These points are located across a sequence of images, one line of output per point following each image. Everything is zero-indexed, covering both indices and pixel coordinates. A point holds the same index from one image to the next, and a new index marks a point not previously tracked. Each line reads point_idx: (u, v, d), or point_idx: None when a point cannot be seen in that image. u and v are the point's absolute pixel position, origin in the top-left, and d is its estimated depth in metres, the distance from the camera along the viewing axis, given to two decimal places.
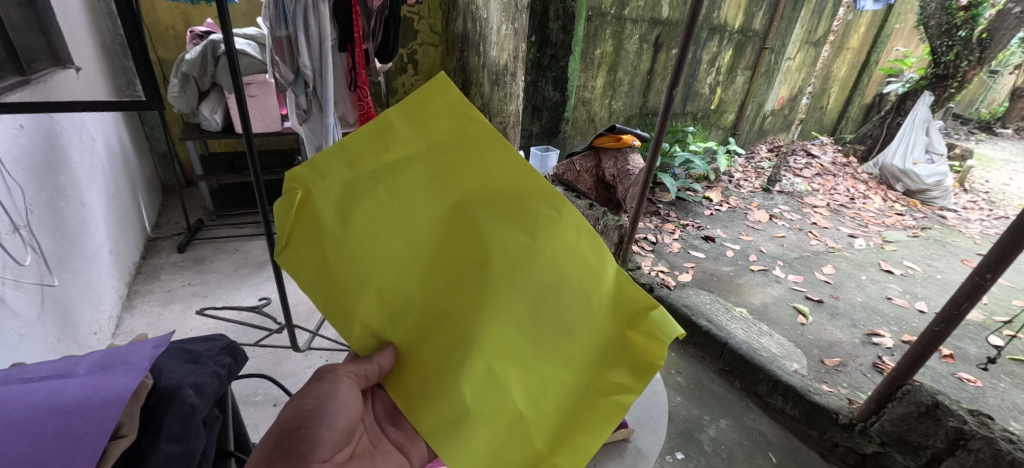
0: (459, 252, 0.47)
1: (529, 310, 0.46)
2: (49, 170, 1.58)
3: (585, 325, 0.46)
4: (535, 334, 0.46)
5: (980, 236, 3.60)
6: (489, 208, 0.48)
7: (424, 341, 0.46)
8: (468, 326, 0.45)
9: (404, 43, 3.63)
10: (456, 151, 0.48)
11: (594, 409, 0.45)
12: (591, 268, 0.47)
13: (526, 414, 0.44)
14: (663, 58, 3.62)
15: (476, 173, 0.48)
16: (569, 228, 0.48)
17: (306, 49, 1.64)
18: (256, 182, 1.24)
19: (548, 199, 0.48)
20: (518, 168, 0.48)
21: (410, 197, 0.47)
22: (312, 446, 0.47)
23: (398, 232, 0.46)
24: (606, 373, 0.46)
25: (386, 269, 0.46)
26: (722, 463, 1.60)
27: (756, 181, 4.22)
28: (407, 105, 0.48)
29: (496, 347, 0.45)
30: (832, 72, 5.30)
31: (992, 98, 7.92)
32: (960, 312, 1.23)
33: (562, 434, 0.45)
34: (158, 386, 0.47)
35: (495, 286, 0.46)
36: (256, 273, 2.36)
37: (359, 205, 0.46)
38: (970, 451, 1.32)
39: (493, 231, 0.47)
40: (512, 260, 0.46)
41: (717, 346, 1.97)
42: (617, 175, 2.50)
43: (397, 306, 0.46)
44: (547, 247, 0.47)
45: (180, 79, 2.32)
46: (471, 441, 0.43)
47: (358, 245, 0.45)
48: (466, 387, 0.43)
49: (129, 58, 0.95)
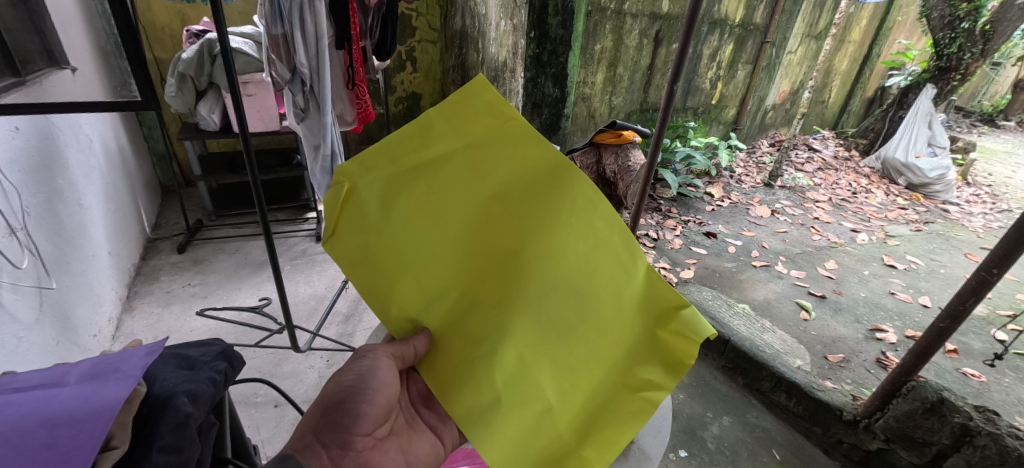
0: (495, 244, 0.48)
1: (564, 302, 0.47)
2: (46, 172, 1.57)
3: (618, 319, 0.47)
4: (567, 327, 0.47)
5: (983, 230, 3.58)
6: (525, 202, 0.48)
7: (457, 330, 0.47)
8: (502, 317, 0.46)
9: (402, 40, 3.63)
10: (495, 148, 0.49)
11: (624, 405, 0.45)
12: (625, 266, 0.48)
13: (555, 406, 0.45)
14: (663, 53, 3.60)
15: (511, 168, 0.49)
16: (607, 224, 0.48)
17: (302, 48, 1.62)
18: (254, 182, 1.21)
19: (584, 195, 0.48)
20: (555, 165, 0.48)
21: (446, 192, 0.48)
22: (355, 419, 0.50)
23: (435, 223, 0.48)
24: (637, 371, 0.46)
25: (422, 259, 0.47)
26: (725, 461, 1.60)
27: (757, 176, 4.20)
28: (450, 101, 0.49)
29: (528, 336, 0.46)
30: (833, 66, 5.26)
31: (995, 91, 7.85)
32: (966, 307, 1.22)
33: (590, 427, 0.45)
34: (152, 393, 0.46)
35: (530, 278, 0.47)
36: (256, 274, 2.35)
37: (400, 198, 0.47)
38: (976, 447, 1.31)
39: (528, 225, 0.48)
40: (545, 253, 0.47)
41: (720, 344, 1.95)
42: (618, 171, 2.49)
43: (433, 294, 0.47)
44: (580, 242, 0.48)
45: (176, 79, 2.30)
46: (502, 429, 0.43)
47: (397, 236, 0.47)
48: (498, 375, 0.44)
49: (124, 58, 0.91)
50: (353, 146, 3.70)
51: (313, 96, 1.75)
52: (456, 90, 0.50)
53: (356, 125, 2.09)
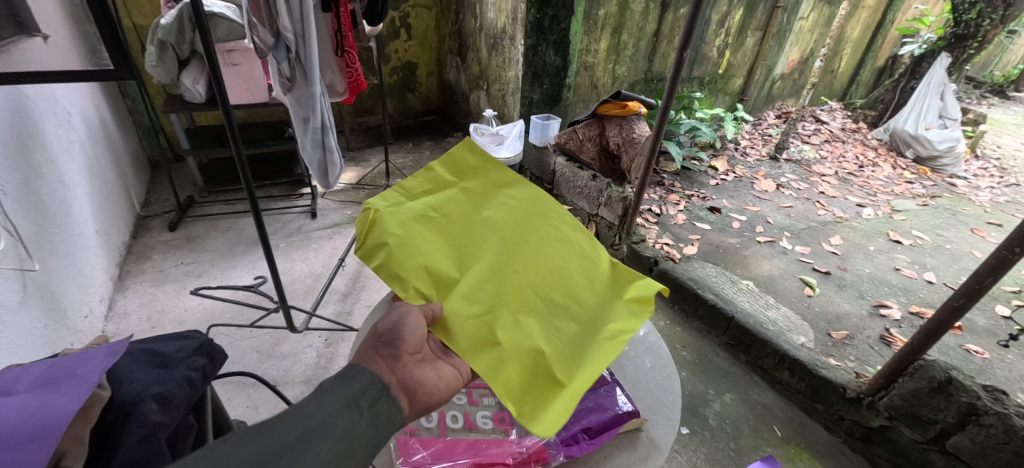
0: (487, 241, 0.65)
1: (543, 277, 0.63)
2: (20, 147, 1.49)
3: (587, 289, 0.63)
4: (548, 295, 0.61)
5: (990, 204, 3.51)
6: (506, 215, 0.67)
7: (463, 301, 0.58)
8: (498, 288, 0.60)
9: (396, 5, 3.51)
10: (481, 184, 0.70)
11: (604, 345, 0.57)
12: (586, 256, 0.67)
13: (547, 349, 0.55)
14: (671, 18, 3.35)
15: (493, 195, 0.69)
16: (568, 229, 0.68)
17: (285, 10, 1.50)
18: (239, 158, 1.13)
19: (549, 211, 0.69)
20: (524, 192, 0.70)
21: (449, 210, 0.67)
22: (401, 341, 0.48)
23: (442, 231, 0.64)
24: (608, 322, 0.60)
25: (433, 255, 0.61)
26: (726, 438, 1.59)
27: (763, 148, 4.10)
28: (449, 159, 0.72)
29: (519, 301, 0.59)
30: (846, 33, 5.03)
31: (1007, 60, 7.51)
32: (983, 287, 1.18)
33: (577, 365, 0.55)
34: (118, 397, 0.43)
35: (516, 263, 0.63)
36: (250, 251, 2.30)
37: (413, 218, 0.64)
38: (981, 426, 1.30)
39: (511, 228, 0.66)
40: (524, 247, 0.65)
41: (723, 320, 1.93)
42: (622, 143, 2.41)
43: (441, 279, 0.59)
44: (549, 239, 0.67)
45: (156, 47, 2.16)
46: (505, 368, 0.53)
47: (411, 239, 0.61)
48: (499, 329, 0.56)
49: (91, 23, 0.83)
50: (347, 119, 3.58)
51: (300, 64, 1.63)
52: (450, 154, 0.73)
53: (346, 96, 1.99)
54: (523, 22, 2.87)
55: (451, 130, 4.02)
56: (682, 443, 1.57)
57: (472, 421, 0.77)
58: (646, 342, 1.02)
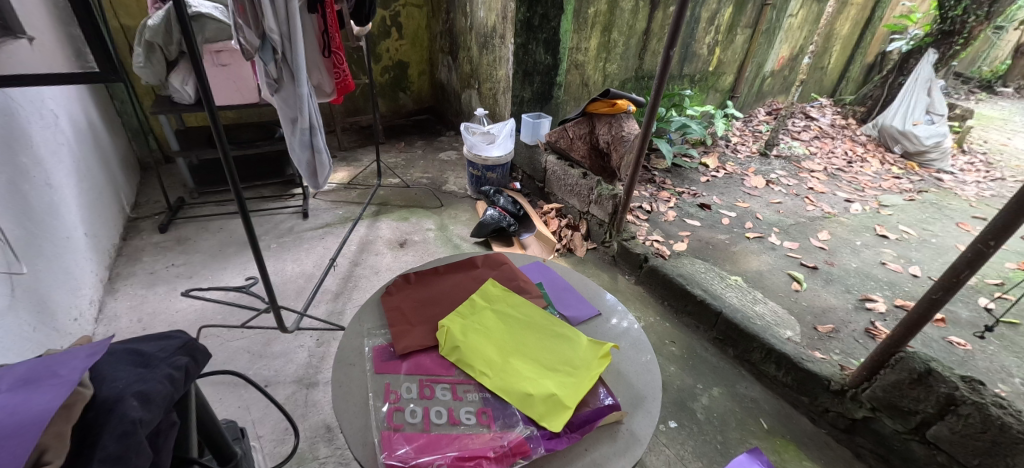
0: (505, 329, 0.96)
1: (546, 346, 0.93)
2: (8, 149, 1.48)
3: (573, 346, 0.93)
4: (552, 355, 0.91)
5: (975, 198, 3.56)
6: (513, 312, 1.01)
7: (497, 366, 0.87)
8: (518, 357, 0.90)
9: (386, 5, 3.51)
10: (494, 295, 1.06)
11: (590, 379, 0.86)
12: (567, 329, 0.99)
13: (556, 388, 0.83)
14: (661, 16, 3.36)
15: (502, 301, 1.04)
16: (552, 317, 1.01)
17: (271, 11, 1.50)
18: (225, 159, 1.13)
19: (538, 308, 1.04)
20: (520, 299, 1.06)
21: (475, 311, 1.00)
22: None
23: (474, 324, 0.96)
24: (589, 365, 0.89)
25: (472, 338, 0.93)
26: (714, 431, 1.62)
27: (753, 145, 4.14)
28: (469, 284, 1.09)
29: (534, 363, 0.89)
30: (834, 30, 5.07)
31: (995, 57, 7.56)
32: (960, 279, 1.20)
33: (576, 394, 0.82)
34: (99, 396, 0.45)
35: (527, 341, 0.94)
36: (241, 253, 2.29)
37: (456, 317, 0.98)
38: (959, 416, 1.32)
39: (518, 319, 0.99)
40: (530, 332, 0.96)
41: (712, 316, 1.95)
42: (612, 141, 2.44)
43: (480, 352, 0.90)
44: (544, 324, 0.99)
45: (143, 48, 2.16)
46: (532, 403, 0.80)
47: (458, 329, 0.94)
48: (525, 380, 0.84)
49: (76, 26, 0.84)
50: (339, 118, 3.57)
51: (287, 64, 1.63)
52: (469, 281, 1.11)
53: (334, 96, 1.99)
54: (512, 21, 2.89)
55: (443, 129, 4.02)
56: (669, 436, 1.59)
57: (456, 416, 0.78)
58: (629, 338, 1.04)
